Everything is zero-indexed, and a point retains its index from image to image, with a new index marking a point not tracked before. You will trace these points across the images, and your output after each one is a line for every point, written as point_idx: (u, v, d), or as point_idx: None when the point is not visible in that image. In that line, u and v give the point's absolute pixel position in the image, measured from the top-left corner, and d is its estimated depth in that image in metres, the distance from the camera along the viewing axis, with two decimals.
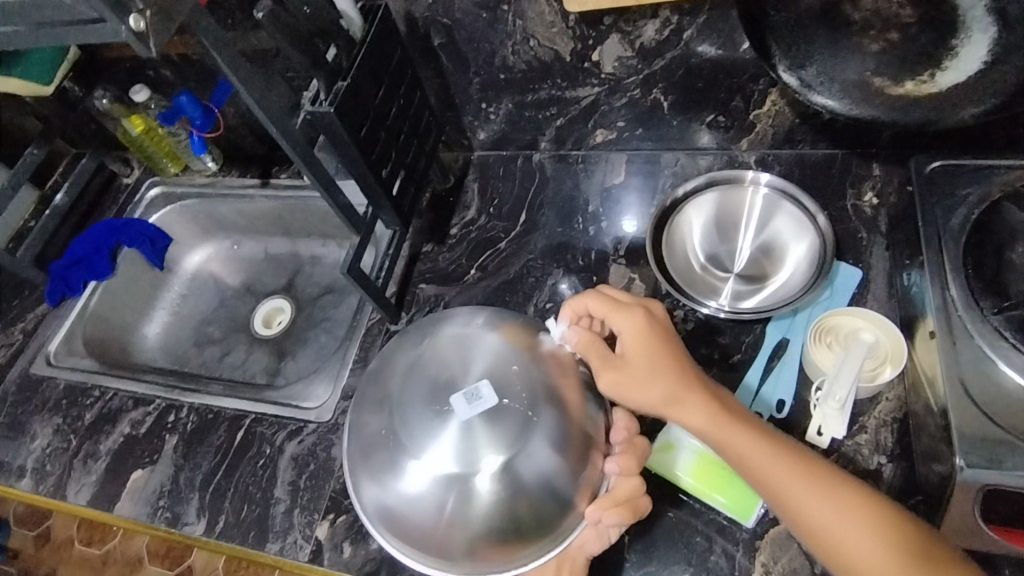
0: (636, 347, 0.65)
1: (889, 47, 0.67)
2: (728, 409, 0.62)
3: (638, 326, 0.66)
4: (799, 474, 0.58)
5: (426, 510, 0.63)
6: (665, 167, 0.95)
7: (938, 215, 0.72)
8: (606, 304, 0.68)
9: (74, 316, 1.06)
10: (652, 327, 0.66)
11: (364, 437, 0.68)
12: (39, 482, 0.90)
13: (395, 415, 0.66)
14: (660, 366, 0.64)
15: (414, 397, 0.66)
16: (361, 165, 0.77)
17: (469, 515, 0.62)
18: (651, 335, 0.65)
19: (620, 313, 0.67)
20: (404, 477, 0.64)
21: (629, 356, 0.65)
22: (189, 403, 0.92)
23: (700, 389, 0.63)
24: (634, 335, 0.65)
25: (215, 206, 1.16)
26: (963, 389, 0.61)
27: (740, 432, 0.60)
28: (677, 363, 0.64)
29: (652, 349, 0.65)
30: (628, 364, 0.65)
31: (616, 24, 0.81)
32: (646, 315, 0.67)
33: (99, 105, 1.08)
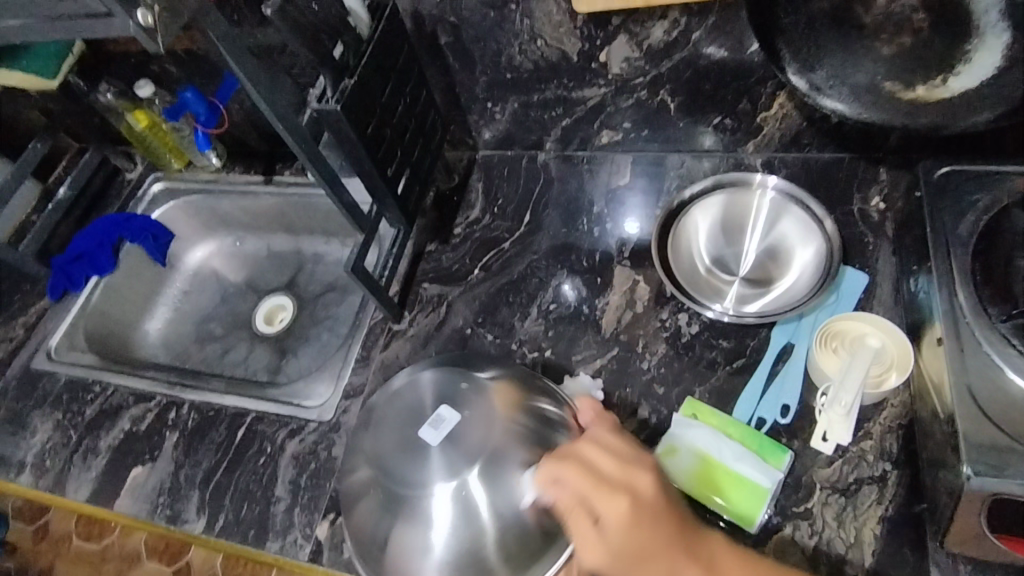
0: (624, 539, 0.55)
1: (900, 51, 0.66)
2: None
3: (626, 515, 0.56)
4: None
5: (410, 553, 0.63)
6: (671, 169, 0.95)
7: (946, 220, 0.71)
8: (586, 476, 0.58)
9: (76, 312, 1.06)
10: (641, 511, 0.56)
11: (349, 480, 0.68)
12: (39, 477, 0.89)
13: (374, 456, 0.66)
14: (652, 554, 0.56)
15: (389, 437, 0.66)
16: (367, 163, 0.76)
17: (453, 556, 0.62)
18: (639, 522, 0.55)
19: (603, 494, 0.57)
20: (388, 520, 0.64)
21: (616, 548, 0.56)
22: (190, 399, 0.92)
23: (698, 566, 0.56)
24: (622, 525, 0.55)
25: (218, 202, 1.16)
26: (971, 396, 0.60)
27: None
28: (671, 549, 0.56)
29: (642, 540, 0.55)
30: (615, 554, 0.56)
31: (624, 25, 0.80)
32: (630, 493, 0.57)
33: (102, 99, 1.06)
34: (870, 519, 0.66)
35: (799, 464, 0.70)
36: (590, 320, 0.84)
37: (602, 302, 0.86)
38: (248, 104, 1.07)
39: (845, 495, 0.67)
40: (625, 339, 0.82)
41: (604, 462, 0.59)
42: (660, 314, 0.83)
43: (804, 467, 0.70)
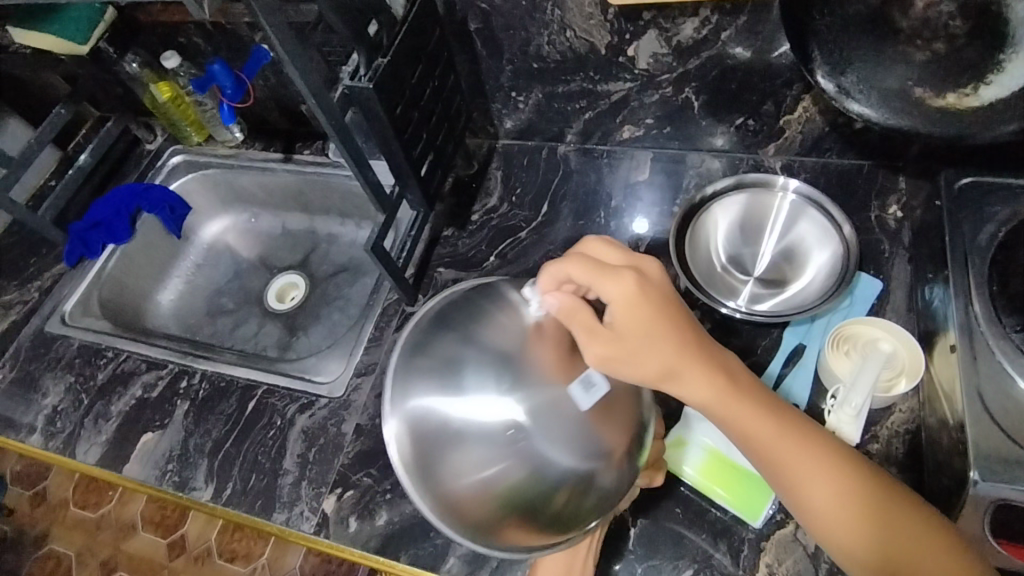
0: (628, 318, 0.54)
1: (933, 57, 0.67)
2: (730, 379, 0.56)
3: (634, 301, 0.54)
4: (795, 444, 0.55)
5: (463, 471, 0.54)
6: (690, 168, 0.95)
7: (965, 230, 0.72)
8: (592, 265, 0.55)
9: (91, 279, 1.07)
10: (646, 296, 0.55)
11: (439, 358, 0.58)
12: (49, 439, 0.90)
13: (475, 351, 0.57)
14: (648, 341, 0.54)
15: (503, 339, 0.57)
16: (393, 143, 0.77)
17: (495, 492, 0.54)
18: (641, 301, 0.55)
19: (609, 277, 0.55)
20: (461, 409, 0.55)
21: (619, 331, 0.54)
22: (202, 369, 0.93)
23: (704, 360, 0.56)
24: (630, 306, 0.54)
25: (236, 177, 1.16)
26: (982, 403, 0.61)
27: (741, 398, 0.56)
28: (673, 335, 0.55)
29: (648, 327, 0.54)
30: (617, 340, 0.54)
31: (655, 20, 0.80)
32: (635, 275, 0.55)
33: (128, 69, 1.06)
34: None
35: None
36: None
37: None
38: (274, 81, 1.07)
39: None
40: None
41: (606, 256, 0.57)
42: None
43: None
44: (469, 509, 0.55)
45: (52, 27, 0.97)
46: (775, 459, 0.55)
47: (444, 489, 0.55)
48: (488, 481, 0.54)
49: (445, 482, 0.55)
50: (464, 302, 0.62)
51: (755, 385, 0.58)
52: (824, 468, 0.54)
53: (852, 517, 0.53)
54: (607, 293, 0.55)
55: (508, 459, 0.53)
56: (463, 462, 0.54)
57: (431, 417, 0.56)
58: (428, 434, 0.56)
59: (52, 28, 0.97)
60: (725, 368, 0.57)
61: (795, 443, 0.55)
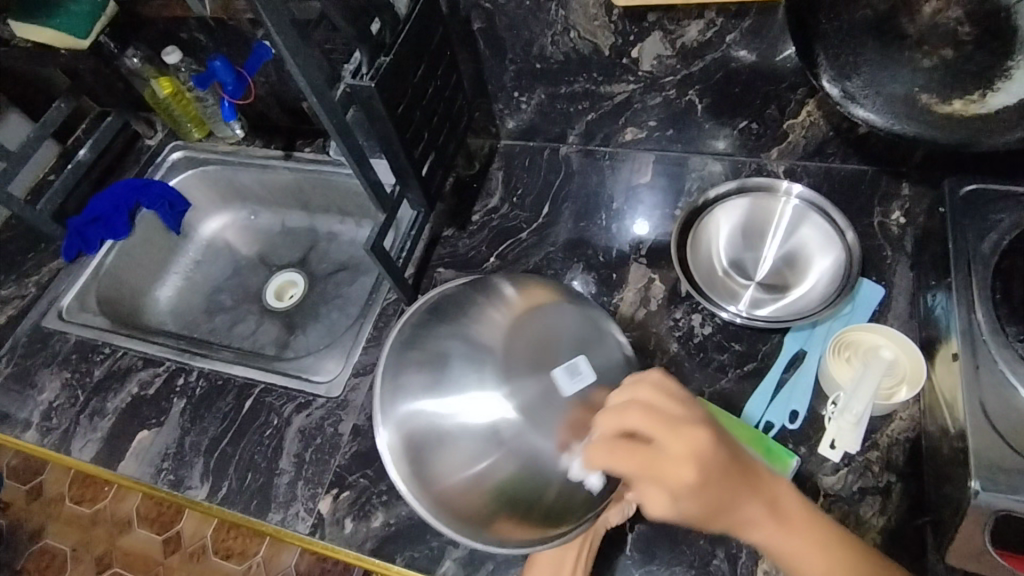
0: (698, 500, 0.50)
1: (940, 63, 0.66)
2: (791, 527, 0.54)
3: (694, 477, 0.49)
4: (846, 569, 0.53)
5: (456, 466, 0.61)
6: (692, 171, 0.95)
7: (969, 238, 0.71)
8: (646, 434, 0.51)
9: (89, 275, 1.06)
10: (712, 467, 0.50)
11: (431, 355, 0.65)
12: (45, 435, 0.90)
13: (463, 348, 0.65)
14: (721, 511, 0.51)
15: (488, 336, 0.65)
16: (394, 142, 0.76)
17: (485, 483, 0.60)
18: (710, 479, 0.50)
19: (672, 454, 0.50)
20: (451, 408, 0.62)
21: (690, 511, 0.51)
22: (199, 367, 0.92)
23: (768, 509, 0.54)
24: (691, 474, 0.49)
25: (237, 173, 1.16)
26: (984, 413, 0.61)
27: (800, 545, 0.53)
28: (735, 499, 0.51)
29: (714, 499, 0.50)
30: (690, 517, 0.51)
31: (660, 22, 0.80)
32: (697, 452, 0.50)
33: (129, 64, 1.07)
34: (873, 529, 0.66)
35: (804, 470, 0.70)
36: (603, 313, 0.85)
37: (615, 298, 0.86)
38: (276, 78, 1.06)
39: (849, 504, 0.68)
40: (637, 337, 0.82)
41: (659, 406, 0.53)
42: (674, 314, 0.83)
43: (810, 473, 0.70)
44: (463, 503, 0.61)
45: (53, 21, 0.96)
46: None
47: (441, 484, 0.61)
48: (479, 475, 0.60)
49: (441, 478, 0.61)
50: (453, 304, 0.69)
51: (815, 524, 0.55)
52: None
53: None
54: (670, 473, 0.50)
55: (497, 450, 0.60)
56: (459, 457, 0.61)
57: (424, 416, 0.63)
58: (422, 434, 0.63)
59: (53, 23, 0.96)
60: (785, 514, 0.54)
61: None
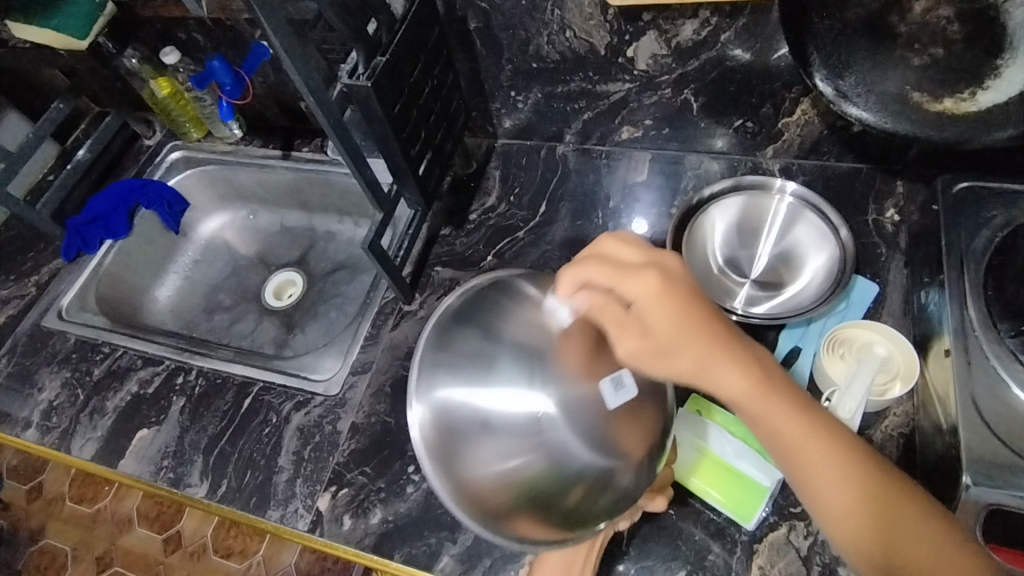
0: (659, 324, 0.50)
1: (931, 62, 0.67)
2: (763, 383, 0.51)
3: (657, 308, 0.50)
4: (820, 441, 0.51)
5: (483, 459, 0.51)
6: (688, 169, 0.96)
7: (962, 235, 0.72)
8: (611, 269, 0.51)
9: (88, 274, 1.06)
10: (675, 294, 0.50)
11: (468, 345, 0.54)
12: (45, 433, 0.90)
13: (501, 350, 0.53)
14: (684, 346, 0.50)
15: (538, 330, 0.53)
16: (391, 142, 0.77)
17: (512, 482, 0.50)
18: (674, 302, 0.50)
19: (631, 278, 0.50)
20: (486, 398, 0.51)
21: (652, 336, 0.50)
22: (198, 366, 0.93)
23: (739, 354, 0.52)
24: (659, 301, 0.50)
25: (235, 173, 1.16)
26: (975, 408, 0.61)
27: (773, 407, 0.51)
28: (702, 334, 0.50)
29: (676, 326, 0.50)
30: (652, 347, 0.50)
31: (655, 21, 0.80)
32: (659, 273, 0.51)
33: (127, 64, 1.07)
34: None
35: None
36: None
37: None
38: (273, 78, 1.07)
39: None
40: None
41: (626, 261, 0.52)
42: None
43: None
44: (489, 498, 0.51)
45: (54, 22, 0.97)
46: (799, 468, 0.51)
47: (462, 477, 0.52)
48: (506, 473, 0.50)
49: (468, 469, 0.51)
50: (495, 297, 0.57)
51: (790, 390, 0.52)
52: (828, 452, 0.51)
53: (852, 500, 0.50)
54: (634, 298, 0.50)
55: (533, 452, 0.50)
56: (489, 449, 0.51)
57: (458, 400, 0.52)
58: (454, 421, 0.52)
59: (54, 23, 0.97)
60: (753, 367, 0.52)
61: (821, 460, 0.50)
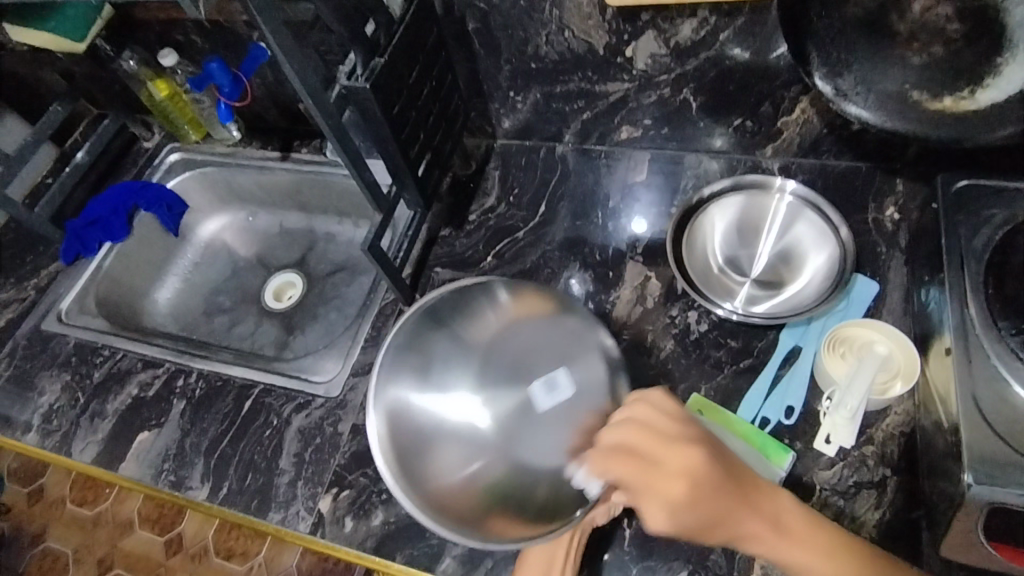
0: (692, 514, 0.55)
1: (930, 60, 0.67)
2: (793, 537, 0.58)
3: (687, 494, 0.55)
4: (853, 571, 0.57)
5: (448, 467, 0.60)
6: (687, 169, 0.95)
7: (962, 233, 0.72)
8: (639, 457, 0.56)
9: (87, 277, 1.06)
10: (705, 479, 0.56)
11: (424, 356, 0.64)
12: (45, 437, 0.90)
13: (454, 351, 0.64)
14: (718, 525, 0.56)
15: (481, 336, 0.65)
16: (390, 143, 0.77)
17: (475, 481, 0.59)
18: (704, 489, 0.55)
19: (665, 460, 0.56)
20: (444, 407, 0.62)
21: (684, 522, 0.56)
22: (198, 369, 0.93)
23: (766, 514, 0.58)
24: (693, 483, 0.55)
25: (234, 175, 1.16)
26: (977, 407, 0.61)
27: (806, 554, 0.57)
28: (732, 514, 0.56)
29: (709, 513, 0.55)
30: (687, 526, 0.56)
31: (653, 21, 0.80)
32: (687, 472, 0.55)
33: (125, 66, 1.07)
34: (867, 522, 0.67)
35: (800, 465, 0.71)
36: (600, 311, 0.85)
37: (612, 295, 0.86)
38: (272, 80, 1.06)
39: (844, 498, 0.69)
40: (633, 335, 0.82)
41: (651, 440, 0.57)
42: (670, 311, 0.83)
43: (805, 468, 0.71)
44: (457, 499, 0.59)
45: (49, 26, 0.97)
46: None
47: (430, 483, 0.60)
48: (469, 474, 0.59)
49: (435, 478, 0.60)
50: (450, 300, 0.68)
51: (815, 531, 0.59)
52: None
53: None
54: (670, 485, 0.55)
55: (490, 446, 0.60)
56: (451, 456, 0.60)
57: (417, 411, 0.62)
58: (416, 438, 0.61)
59: (49, 27, 0.97)
60: (767, 514, 0.58)
61: None
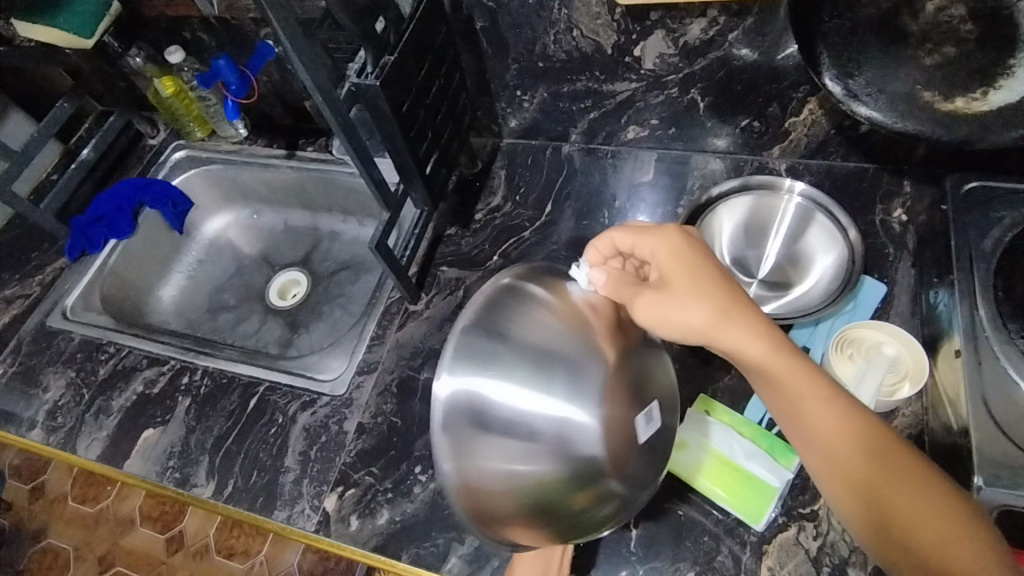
0: (673, 275, 0.56)
1: (942, 62, 0.66)
2: (774, 341, 0.53)
3: (670, 257, 0.56)
4: (823, 392, 0.52)
5: (497, 474, 0.50)
6: (694, 169, 0.95)
7: (971, 235, 0.72)
8: (634, 234, 0.58)
9: (93, 273, 1.06)
10: (689, 251, 0.57)
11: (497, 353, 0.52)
12: (50, 433, 0.90)
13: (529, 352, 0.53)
14: (692, 296, 0.55)
15: (557, 338, 0.54)
16: (398, 141, 0.77)
17: (525, 494, 0.51)
18: (688, 258, 0.56)
19: (649, 236, 0.58)
20: (512, 405, 0.51)
21: (664, 285, 0.56)
22: (204, 366, 0.93)
23: (753, 313, 0.55)
24: (675, 261, 0.56)
25: (239, 173, 1.16)
26: (987, 409, 0.61)
27: (786, 363, 0.53)
28: (717, 290, 0.55)
29: (690, 277, 0.55)
30: (664, 291, 0.55)
31: (662, 20, 0.80)
32: (676, 241, 0.57)
33: (131, 63, 1.06)
34: None
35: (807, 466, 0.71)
36: None
37: None
38: (278, 77, 1.06)
39: None
40: None
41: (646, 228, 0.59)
42: None
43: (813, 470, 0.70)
44: (506, 503, 0.51)
45: (60, 21, 0.95)
46: (805, 420, 0.52)
47: (490, 479, 0.50)
48: None
49: (484, 480, 0.50)
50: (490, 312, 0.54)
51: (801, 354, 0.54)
52: (834, 404, 0.51)
53: (853, 446, 0.50)
54: (651, 255, 0.57)
55: None
56: (506, 466, 0.50)
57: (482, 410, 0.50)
58: (475, 434, 0.50)
59: (60, 22, 0.95)
60: (765, 325, 0.54)
61: (825, 413, 0.51)
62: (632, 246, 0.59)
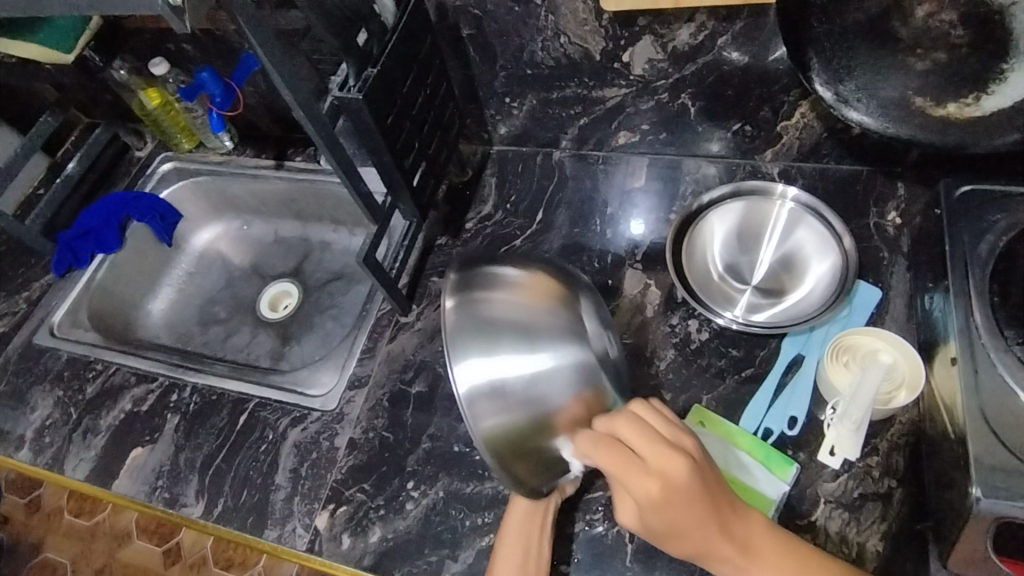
0: (659, 520, 0.57)
1: (933, 66, 0.66)
2: (753, 554, 0.58)
3: (656, 497, 0.56)
4: None
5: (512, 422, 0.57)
6: (686, 174, 0.94)
7: (965, 239, 0.71)
8: (617, 462, 0.56)
9: (80, 289, 1.05)
10: (675, 495, 0.56)
11: (490, 319, 0.58)
12: (38, 454, 0.89)
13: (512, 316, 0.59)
14: (677, 535, 0.57)
15: (531, 305, 0.61)
16: (384, 153, 0.76)
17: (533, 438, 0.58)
18: (672, 504, 0.56)
19: (632, 476, 0.56)
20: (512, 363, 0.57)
21: (652, 527, 0.58)
22: (193, 382, 0.91)
23: (735, 535, 0.58)
24: (653, 507, 0.56)
25: (227, 184, 1.15)
26: (984, 419, 0.60)
27: (770, 569, 0.58)
28: (701, 529, 0.57)
29: (675, 522, 0.56)
30: (652, 528, 0.58)
31: (650, 26, 0.79)
32: (662, 481, 0.56)
33: (115, 76, 1.05)
34: (873, 535, 0.66)
35: (803, 476, 0.70)
36: None
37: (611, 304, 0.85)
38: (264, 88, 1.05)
39: (850, 510, 0.67)
40: (633, 344, 0.81)
41: (632, 447, 0.57)
42: (670, 319, 0.82)
43: (809, 480, 0.70)
44: (521, 449, 0.57)
45: (37, 36, 0.93)
46: None
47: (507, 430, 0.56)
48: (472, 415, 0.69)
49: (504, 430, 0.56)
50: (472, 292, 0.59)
51: (782, 551, 0.58)
52: None
53: None
54: (633, 493, 0.57)
55: None
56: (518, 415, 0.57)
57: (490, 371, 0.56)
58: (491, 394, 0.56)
59: (38, 38, 0.93)
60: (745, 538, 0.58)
61: None
62: (615, 474, 0.57)
